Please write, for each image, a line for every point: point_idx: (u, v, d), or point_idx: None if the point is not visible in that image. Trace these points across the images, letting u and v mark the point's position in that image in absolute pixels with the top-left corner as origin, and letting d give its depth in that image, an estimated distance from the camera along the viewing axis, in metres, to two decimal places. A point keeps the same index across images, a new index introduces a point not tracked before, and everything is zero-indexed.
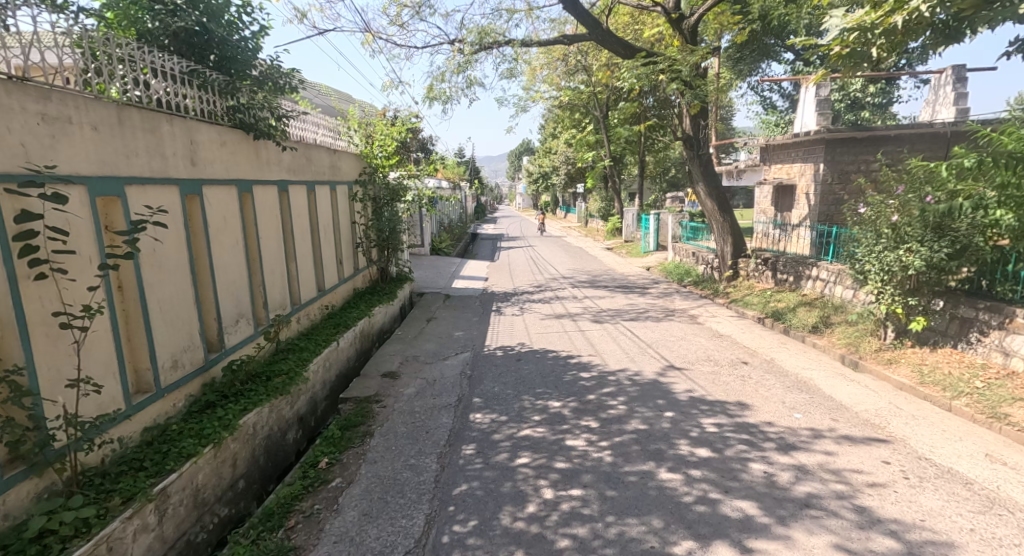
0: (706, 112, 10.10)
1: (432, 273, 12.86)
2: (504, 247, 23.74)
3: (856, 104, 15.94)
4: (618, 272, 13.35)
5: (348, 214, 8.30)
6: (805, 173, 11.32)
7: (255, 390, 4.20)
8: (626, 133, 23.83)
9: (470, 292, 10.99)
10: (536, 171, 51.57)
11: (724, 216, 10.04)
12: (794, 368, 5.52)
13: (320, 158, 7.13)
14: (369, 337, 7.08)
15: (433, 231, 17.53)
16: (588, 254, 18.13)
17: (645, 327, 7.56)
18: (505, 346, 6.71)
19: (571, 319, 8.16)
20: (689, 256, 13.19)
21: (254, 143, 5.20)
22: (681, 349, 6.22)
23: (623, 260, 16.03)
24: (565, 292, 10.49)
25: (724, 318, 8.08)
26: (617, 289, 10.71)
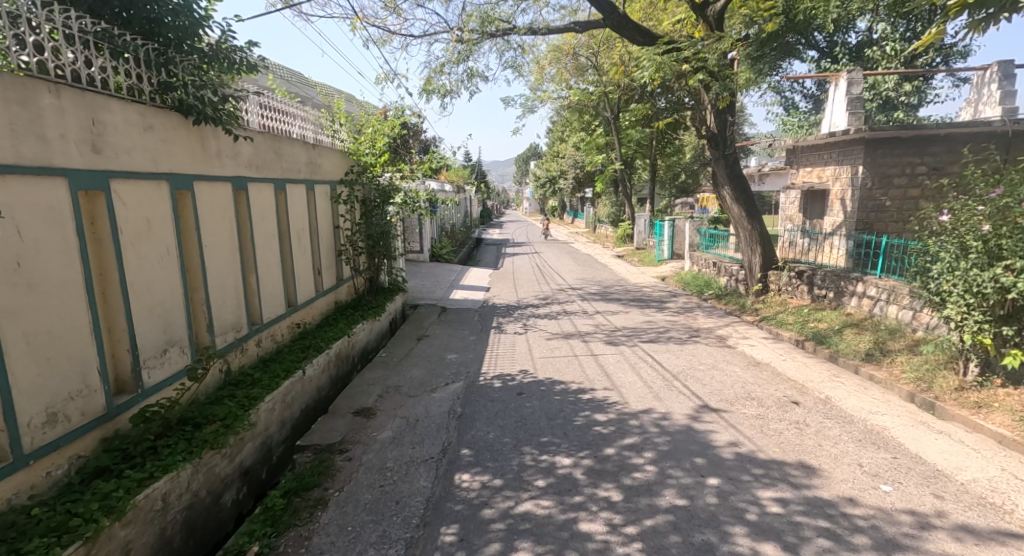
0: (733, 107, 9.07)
1: (429, 282, 11.88)
2: (509, 253, 22.79)
3: (888, 103, 14.84)
4: (631, 283, 12.33)
5: (329, 216, 7.31)
6: (839, 176, 10.27)
7: (172, 446, 3.20)
8: (638, 136, 22.83)
9: (469, 304, 10.00)
10: (543, 176, 50.71)
11: (753, 223, 8.99)
12: (857, 410, 4.51)
13: (292, 153, 6.17)
14: (347, 360, 6.10)
15: (433, 236, 16.58)
16: (598, 262, 17.12)
17: (668, 351, 6.54)
18: (505, 374, 5.72)
19: (582, 338, 7.17)
20: (708, 266, 12.16)
21: (198, 130, 4.23)
22: (714, 383, 5.21)
23: (635, 269, 15.00)
24: (575, 306, 9.50)
25: (757, 341, 7.05)
26: (632, 303, 9.70)
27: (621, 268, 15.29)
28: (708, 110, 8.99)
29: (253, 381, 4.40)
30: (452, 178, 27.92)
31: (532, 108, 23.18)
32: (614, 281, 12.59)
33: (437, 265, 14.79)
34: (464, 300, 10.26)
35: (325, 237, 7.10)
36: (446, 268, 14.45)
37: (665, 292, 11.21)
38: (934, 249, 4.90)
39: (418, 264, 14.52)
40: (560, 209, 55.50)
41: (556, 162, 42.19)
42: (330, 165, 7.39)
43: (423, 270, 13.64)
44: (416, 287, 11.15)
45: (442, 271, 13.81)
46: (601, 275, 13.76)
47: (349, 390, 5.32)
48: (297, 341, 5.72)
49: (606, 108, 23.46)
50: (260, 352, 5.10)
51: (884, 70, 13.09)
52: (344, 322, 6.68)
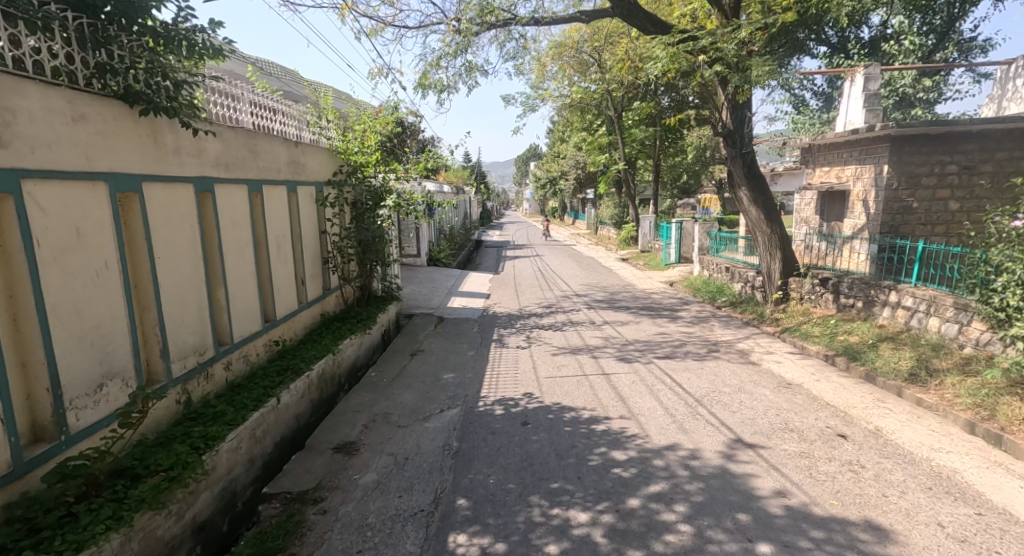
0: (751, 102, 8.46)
1: (426, 289, 11.27)
2: (509, 255, 22.20)
3: (906, 100, 14.23)
4: (638, 289, 11.74)
5: (314, 221, 6.70)
6: (861, 176, 9.68)
7: (95, 510, 2.60)
8: (642, 135, 22.22)
9: (468, 312, 9.39)
10: (544, 177, 50.17)
11: (772, 226, 8.39)
12: (916, 445, 3.91)
13: (271, 151, 5.56)
14: (331, 381, 5.49)
15: (431, 239, 16.01)
16: (602, 266, 16.53)
17: (686, 368, 5.95)
18: (507, 398, 5.12)
19: (591, 353, 6.58)
20: (720, 271, 11.57)
21: (149, 122, 3.61)
22: (744, 410, 4.62)
23: (642, 274, 14.41)
24: (581, 315, 8.90)
25: (782, 357, 6.46)
26: (641, 312, 9.11)
27: (626, 272, 14.69)
28: (723, 105, 8.41)
29: (217, 414, 3.80)
30: (452, 179, 27.33)
31: (533, 107, 22.59)
32: (621, 287, 12.01)
33: (434, 270, 14.19)
34: (463, 309, 9.66)
35: (309, 243, 6.49)
36: (443, 274, 13.83)
37: (675, 299, 10.62)
38: (999, 259, 4.35)
39: (414, 269, 13.92)
40: (561, 210, 54.90)
41: (557, 162, 41.60)
42: (316, 164, 6.77)
43: (420, 275, 13.04)
44: (412, 294, 10.55)
45: (440, 276, 13.21)
46: (606, 279, 13.16)
47: (331, 418, 4.72)
48: (275, 361, 5.11)
49: (609, 107, 22.87)
50: (231, 376, 4.50)
51: (903, 65, 12.49)
52: (330, 337, 6.08)
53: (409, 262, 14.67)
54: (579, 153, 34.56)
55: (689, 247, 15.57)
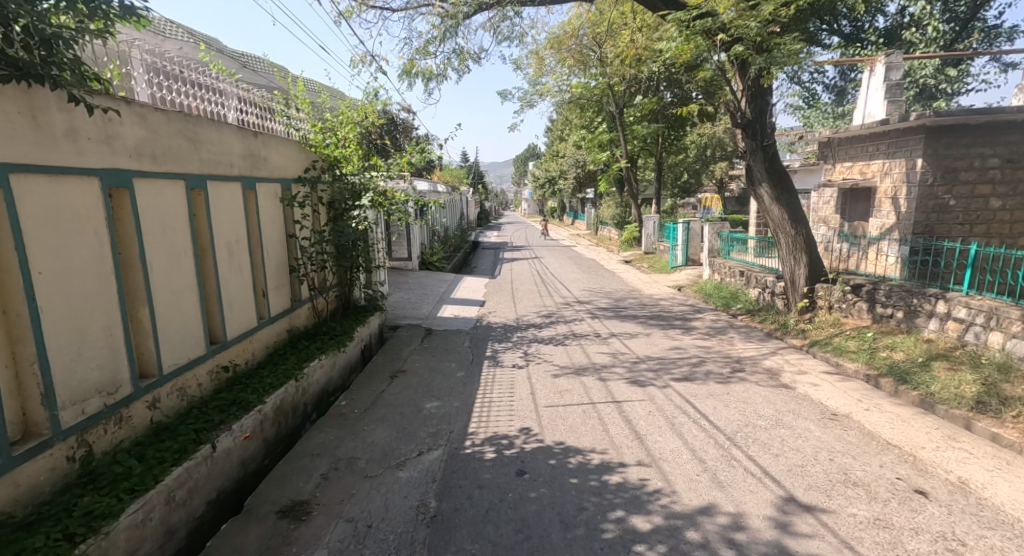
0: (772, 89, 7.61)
1: (416, 297, 10.42)
2: (507, 257, 21.36)
3: (928, 92, 13.40)
4: (645, 295, 10.91)
5: (279, 223, 5.87)
6: (890, 172, 8.89)
7: None
8: (644, 132, 21.39)
9: (460, 323, 8.56)
10: (542, 177, 49.27)
11: (797, 227, 7.57)
12: (1018, 505, 3.09)
13: (221, 142, 4.72)
14: (292, 414, 4.65)
15: (423, 241, 15.16)
16: (604, 269, 15.69)
17: (709, 394, 5.12)
18: (500, 435, 4.29)
19: (598, 374, 5.75)
20: (733, 275, 10.74)
21: (27, 99, 2.83)
22: (788, 453, 3.79)
23: (647, 278, 13.57)
24: (584, 327, 8.07)
25: (818, 377, 5.64)
26: (650, 322, 8.29)
27: (630, 276, 13.88)
28: (740, 93, 7.68)
29: (124, 472, 2.96)
30: (447, 179, 26.46)
31: (531, 103, 21.74)
32: (625, 293, 11.18)
33: (427, 275, 13.35)
34: (455, 319, 8.83)
35: (273, 247, 5.65)
36: (436, 279, 12.98)
37: (686, 306, 9.79)
38: None
39: (405, 274, 13.07)
40: (560, 210, 54.07)
41: (556, 161, 40.77)
42: (282, 158, 5.94)
43: (411, 280, 12.19)
44: (400, 303, 9.71)
45: (432, 282, 12.36)
46: (609, 284, 12.32)
47: (284, 465, 3.89)
48: (222, 391, 4.29)
49: (610, 103, 22.02)
50: (160, 414, 3.67)
51: (927, 53, 11.66)
52: (295, 358, 5.25)
53: (400, 267, 13.82)
54: (579, 152, 33.72)
55: (696, 248, 14.74)
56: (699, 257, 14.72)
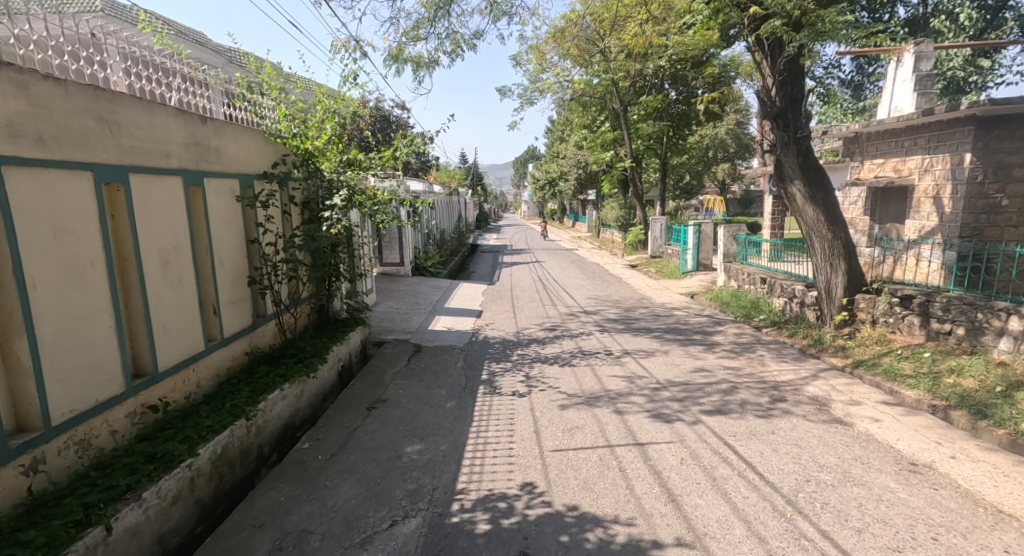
0: (803, 67, 6.75)
1: (406, 307, 9.53)
2: (507, 262, 20.42)
3: (955, 85, 12.61)
4: (656, 304, 10.03)
5: (238, 225, 4.96)
6: (931, 168, 8.04)
7: None
8: (650, 130, 20.57)
9: (454, 337, 7.66)
10: (542, 178, 48.51)
11: (835, 230, 6.69)
12: None
13: (156, 126, 3.82)
14: (238, 463, 3.75)
15: (417, 245, 14.29)
16: (610, 274, 14.81)
17: (751, 432, 4.23)
18: (496, 494, 3.40)
19: (613, 405, 4.87)
20: (753, 283, 9.87)
21: None
22: (874, 529, 2.91)
23: (657, 284, 12.69)
24: (593, 343, 7.18)
25: (875, 408, 4.74)
26: (667, 338, 7.40)
27: (638, 282, 13.01)
28: (769, 79, 6.87)
29: None
30: (444, 179, 25.62)
31: (531, 100, 20.92)
32: (635, 302, 10.30)
33: (421, 281, 12.47)
34: (448, 332, 7.94)
35: (229, 255, 4.77)
36: (430, 286, 12.09)
37: (703, 317, 8.90)
38: None
39: (397, 281, 12.19)
40: (560, 213, 53.27)
41: (557, 162, 39.97)
42: (243, 150, 5.06)
43: (403, 288, 11.30)
44: (388, 314, 8.82)
45: (425, 290, 11.47)
46: (617, 292, 11.45)
47: (212, 541, 2.99)
48: (146, 439, 3.39)
49: (613, 100, 21.15)
50: (43, 481, 2.81)
51: (960, 42, 10.84)
52: (250, 388, 4.36)
53: (392, 273, 12.93)
54: (580, 152, 32.92)
55: (707, 253, 13.88)
56: (710, 262, 13.87)
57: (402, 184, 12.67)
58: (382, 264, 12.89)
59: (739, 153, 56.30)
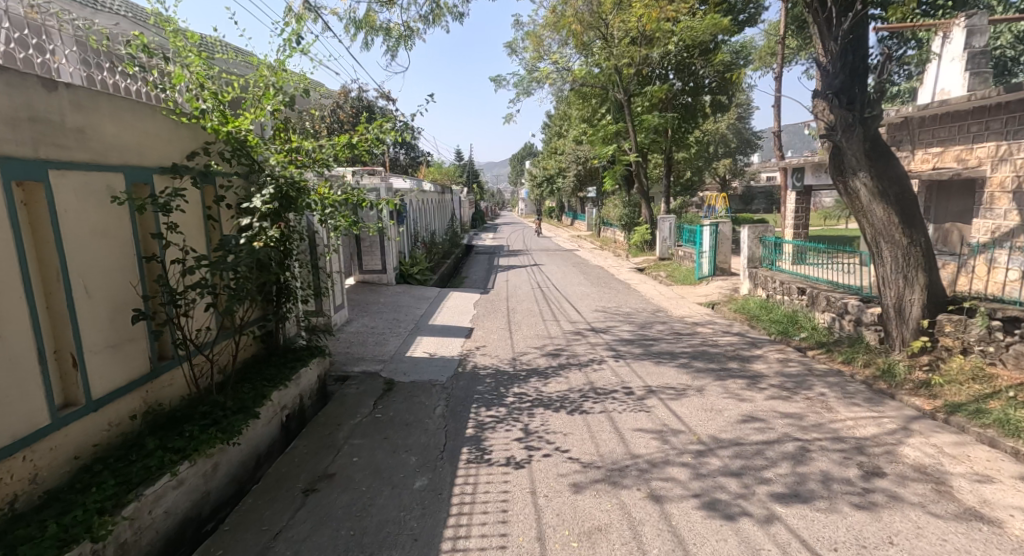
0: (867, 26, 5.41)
1: (382, 327, 8.16)
2: (504, 265, 19.11)
3: (1003, 65, 12.10)
4: (674, 319, 8.71)
5: (125, 237, 3.56)
6: (1009, 157, 6.73)
7: None
8: (655, 122, 19.28)
9: (435, 368, 6.29)
10: (539, 176, 47.18)
11: (910, 235, 5.33)
12: None
13: None
14: None
15: (402, 249, 12.97)
16: (616, 280, 13.52)
17: (857, 542, 2.89)
18: None
19: (646, 484, 3.52)
20: (787, 294, 8.56)
21: None
22: None
23: (670, 292, 11.38)
24: (608, 377, 5.81)
25: (1014, 487, 3.40)
26: (697, 369, 6.04)
27: (649, 291, 11.66)
28: (826, 45, 5.52)
29: None
30: (437, 176, 24.24)
31: (528, 92, 19.58)
32: (650, 316, 8.93)
33: (404, 291, 11.14)
34: (429, 361, 6.56)
35: (112, 278, 3.42)
36: (414, 298, 10.73)
37: (734, 337, 7.53)
38: None
39: (378, 292, 10.85)
40: (559, 211, 51.93)
41: (555, 159, 38.73)
42: (134, 133, 3.70)
43: (383, 301, 9.95)
44: (359, 337, 7.44)
45: (409, 303, 10.10)
46: (628, 303, 10.08)
47: None
48: None
49: (616, 90, 19.83)
50: None
51: (1016, 15, 9.51)
52: (124, 474, 3.00)
53: (373, 282, 11.68)
54: (580, 148, 31.60)
55: (725, 256, 12.54)
56: (728, 266, 12.53)
57: (382, 181, 11.35)
58: (362, 272, 11.63)
59: (740, 148, 55.15)
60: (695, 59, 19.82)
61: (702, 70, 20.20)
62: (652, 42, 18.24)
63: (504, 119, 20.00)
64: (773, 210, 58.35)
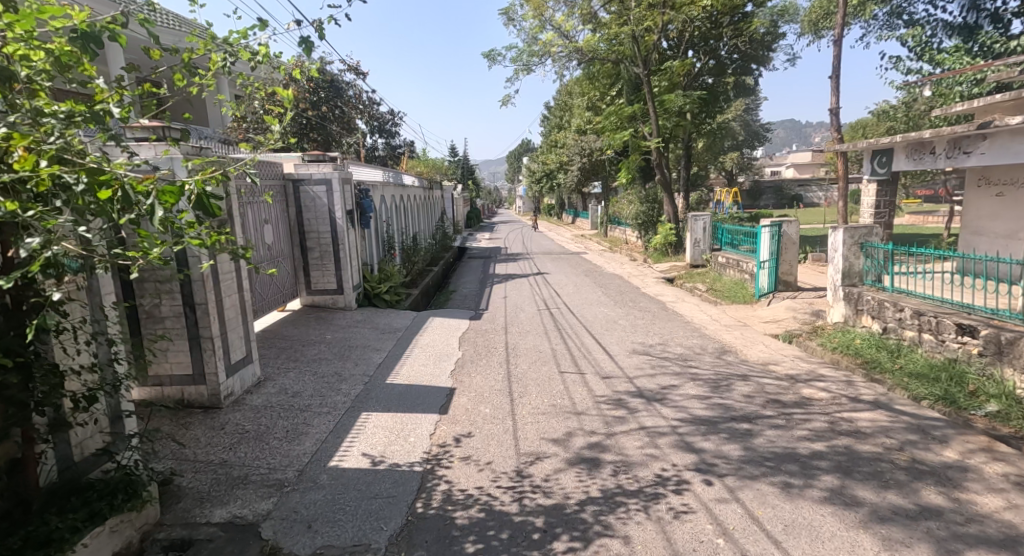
0: None
1: (311, 394, 5.21)
2: (501, 272, 16.32)
3: None
4: (756, 372, 5.85)
5: None
6: None
7: None
8: (679, 102, 16.50)
9: (374, 506, 3.38)
10: (537, 171, 44.43)
11: None
12: None
13: None
14: None
15: (369, 257, 10.21)
16: (644, 296, 10.73)
17: None
18: None
19: None
20: (929, 333, 5.76)
21: None
22: None
23: (724, 319, 8.55)
24: (710, 544, 2.91)
25: None
26: (872, 509, 3.16)
27: (694, 316, 8.82)
28: None
29: None
30: (423, 169, 21.42)
31: (528, 69, 16.82)
32: (716, 366, 6.05)
33: (362, 320, 8.30)
34: (366, 485, 3.64)
35: None
36: (373, 330, 7.81)
37: (875, 410, 4.65)
38: None
39: (327, 322, 7.95)
40: (559, 209, 49.18)
41: (556, 151, 36.04)
42: None
43: (329, 341, 7.05)
44: (260, 424, 4.49)
45: (366, 341, 7.22)
46: (676, 340, 7.21)
47: None
48: None
49: (632, 66, 17.20)
50: None
51: None
52: None
53: (326, 304, 8.89)
54: (585, 138, 28.88)
55: (789, 265, 9.70)
56: (792, 278, 9.72)
57: (338, 171, 8.58)
58: (312, 291, 8.83)
59: (748, 142, 52.77)
60: (723, 30, 17.29)
61: (729, 43, 17.77)
62: (676, 8, 15.61)
63: (500, 102, 17.19)
64: (783, 204, 55.80)
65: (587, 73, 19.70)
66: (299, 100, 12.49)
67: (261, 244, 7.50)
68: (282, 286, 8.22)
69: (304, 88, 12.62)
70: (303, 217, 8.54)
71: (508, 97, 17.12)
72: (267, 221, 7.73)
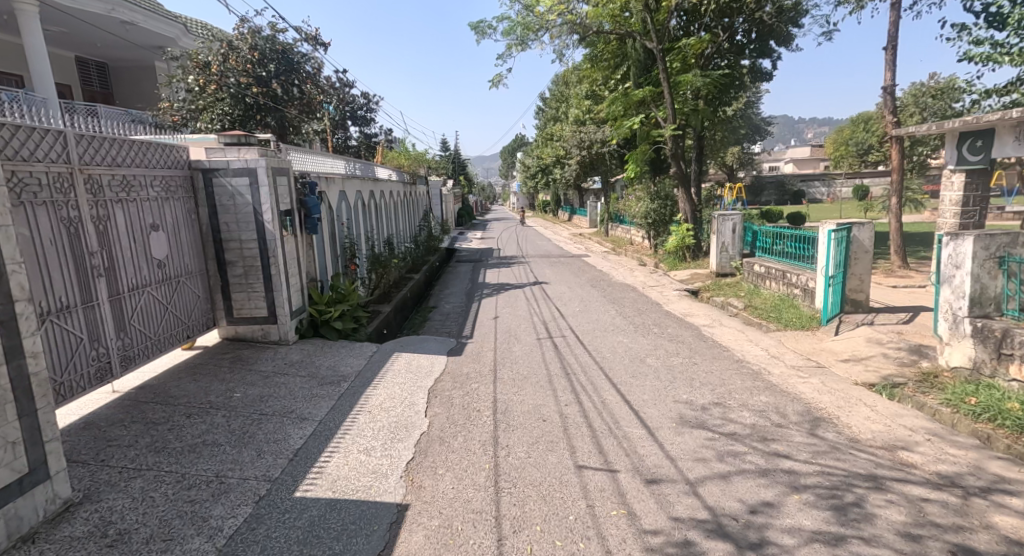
0: None
1: (144, 535, 2.97)
2: (492, 280, 14.14)
3: None
4: (889, 469, 3.70)
5: None
6: None
7: None
8: (698, 83, 14.33)
9: None
10: (532, 165, 42.12)
11: None
12: None
13: None
14: None
15: (321, 271, 8.02)
16: (670, 318, 8.59)
17: None
18: None
19: None
20: None
21: None
22: None
23: (788, 356, 6.41)
24: None
25: None
26: None
27: (745, 352, 6.64)
28: None
29: None
30: (405, 162, 19.17)
31: (523, 44, 14.65)
32: (819, 457, 3.89)
33: (296, 362, 6.11)
34: None
35: None
36: (305, 382, 5.59)
37: None
38: None
39: (245, 368, 5.72)
40: (555, 206, 46.94)
41: (552, 145, 33.84)
42: None
43: (234, 404, 4.84)
44: None
45: (291, 403, 4.99)
46: (738, 400, 5.03)
47: None
48: None
49: (641, 40, 15.05)
50: None
51: None
52: None
53: (253, 336, 6.69)
54: (584, 129, 26.60)
55: (859, 280, 7.54)
56: (863, 296, 7.58)
57: (267, 159, 6.41)
58: (234, 320, 6.65)
59: (750, 137, 50.77)
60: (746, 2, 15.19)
61: (752, 17, 15.66)
62: None
63: (490, 84, 14.96)
64: (786, 200, 53.86)
65: (588, 53, 17.46)
66: (242, 74, 10.27)
67: (144, 260, 5.28)
68: (186, 315, 6.00)
69: (250, 61, 10.40)
70: (219, 222, 6.37)
71: (499, 77, 14.90)
72: (158, 226, 5.52)
